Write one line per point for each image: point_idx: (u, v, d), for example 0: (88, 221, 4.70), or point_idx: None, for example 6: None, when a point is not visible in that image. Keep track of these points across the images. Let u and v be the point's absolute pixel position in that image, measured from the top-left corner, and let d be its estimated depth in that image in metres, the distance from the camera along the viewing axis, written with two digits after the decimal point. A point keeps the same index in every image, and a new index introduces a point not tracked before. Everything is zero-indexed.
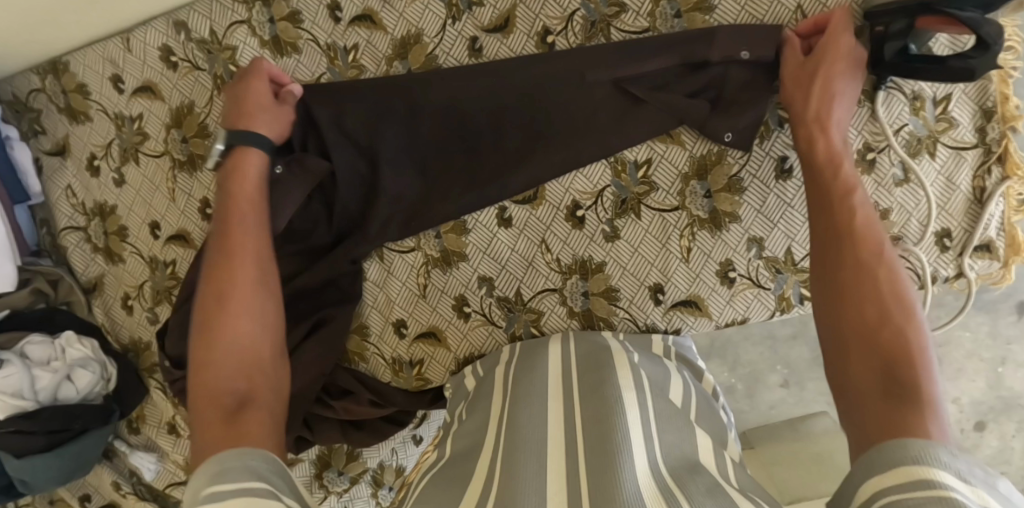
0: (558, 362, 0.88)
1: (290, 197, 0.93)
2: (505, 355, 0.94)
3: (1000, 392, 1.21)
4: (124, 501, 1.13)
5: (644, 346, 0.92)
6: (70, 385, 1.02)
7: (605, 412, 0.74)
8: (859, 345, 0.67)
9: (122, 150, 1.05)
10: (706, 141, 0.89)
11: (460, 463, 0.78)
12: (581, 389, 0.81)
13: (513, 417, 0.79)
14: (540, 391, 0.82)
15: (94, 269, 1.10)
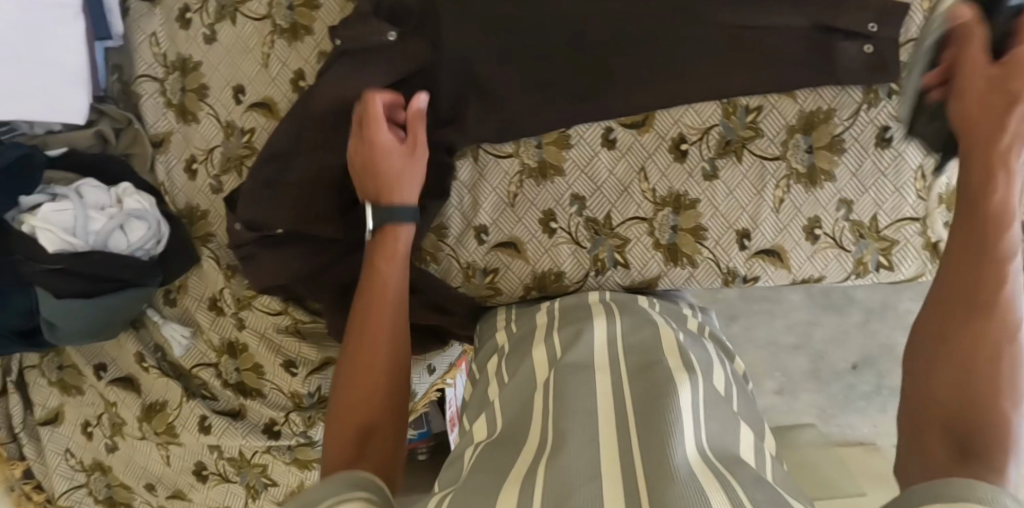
0: (604, 333, 0.89)
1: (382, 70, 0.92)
2: (542, 312, 0.97)
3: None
4: (144, 376, 1.07)
5: (681, 319, 0.97)
6: (122, 235, 0.96)
7: (658, 391, 0.74)
8: (952, 319, 0.71)
9: (220, 7, 1.01)
10: (818, 98, 0.94)
11: (506, 434, 0.77)
12: (628, 369, 0.82)
13: (559, 388, 0.80)
14: (586, 362, 0.83)
15: (163, 125, 1.04)
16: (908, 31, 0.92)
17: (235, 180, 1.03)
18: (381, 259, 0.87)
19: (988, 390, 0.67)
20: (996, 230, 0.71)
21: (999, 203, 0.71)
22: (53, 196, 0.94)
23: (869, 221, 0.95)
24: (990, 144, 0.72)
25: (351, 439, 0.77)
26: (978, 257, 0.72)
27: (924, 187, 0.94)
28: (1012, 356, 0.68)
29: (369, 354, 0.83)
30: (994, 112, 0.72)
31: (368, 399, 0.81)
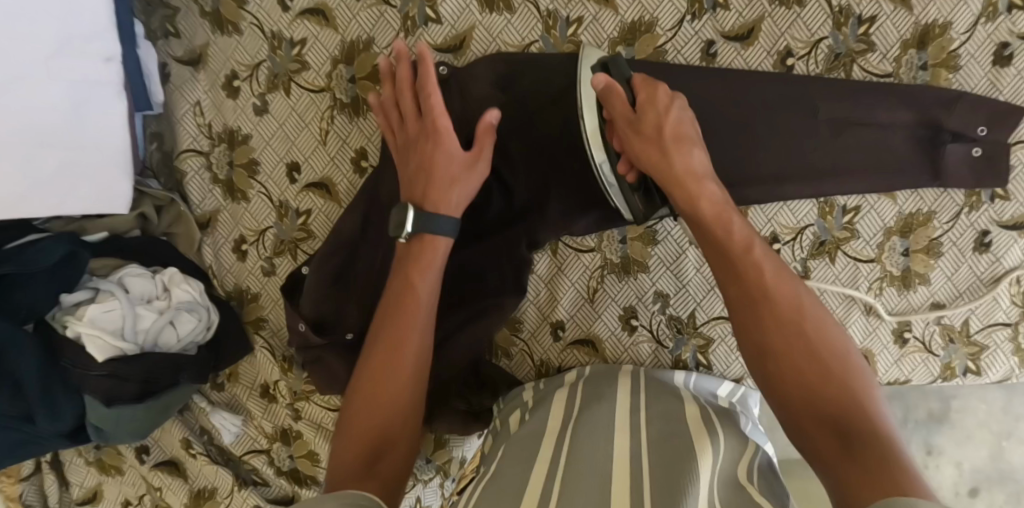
0: (626, 395, 0.84)
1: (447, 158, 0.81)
2: (565, 387, 0.89)
3: (999, 464, 1.15)
4: (191, 462, 1.01)
5: (711, 385, 0.90)
6: (172, 332, 0.89)
7: (680, 457, 0.69)
8: (789, 386, 0.62)
9: (272, 75, 0.92)
10: (918, 200, 0.89)
11: (498, 481, 0.70)
12: (650, 435, 0.75)
13: (571, 450, 0.74)
14: (603, 423, 0.78)
15: (210, 203, 0.96)
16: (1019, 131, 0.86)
17: (290, 263, 0.95)
18: (420, 256, 0.75)
19: (846, 393, 0.60)
20: (737, 260, 0.67)
21: (734, 218, 0.69)
22: (96, 291, 0.87)
23: (960, 325, 0.92)
24: (692, 181, 0.70)
25: (354, 462, 0.66)
26: (758, 315, 0.65)
27: (1020, 293, 0.90)
28: (840, 348, 0.63)
29: (394, 360, 0.71)
30: (673, 141, 0.71)
31: (382, 413, 0.70)
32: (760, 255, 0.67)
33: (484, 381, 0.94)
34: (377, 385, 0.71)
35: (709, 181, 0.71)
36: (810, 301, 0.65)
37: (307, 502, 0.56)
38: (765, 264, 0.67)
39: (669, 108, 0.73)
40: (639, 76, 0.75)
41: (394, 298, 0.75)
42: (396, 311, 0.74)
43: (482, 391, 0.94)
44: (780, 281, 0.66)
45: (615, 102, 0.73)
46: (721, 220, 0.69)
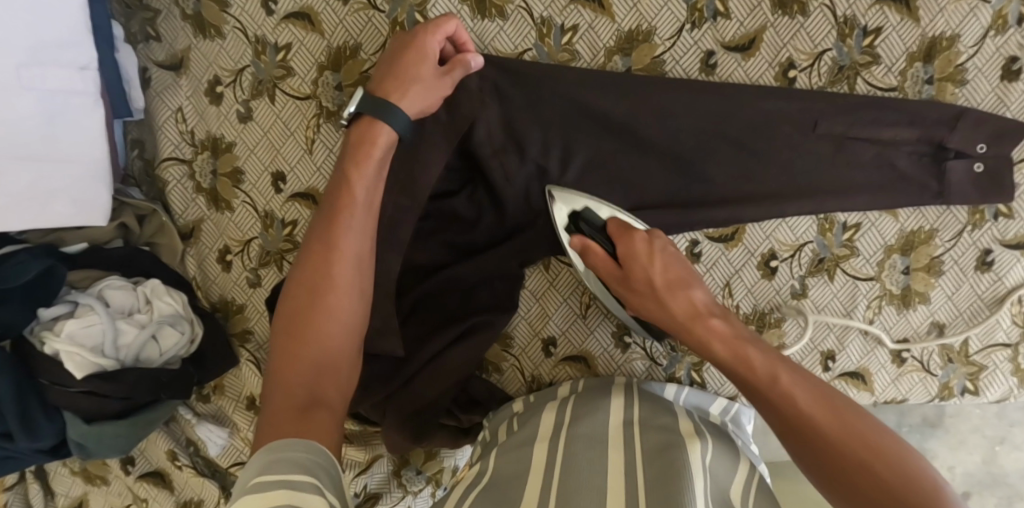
0: (620, 409, 0.82)
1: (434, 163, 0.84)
2: (556, 397, 0.87)
3: (991, 468, 1.14)
4: (177, 473, 1.00)
5: (704, 401, 0.88)
6: (154, 346, 0.87)
7: (675, 475, 0.67)
8: (832, 473, 0.61)
9: (256, 81, 0.89)
10: (921, 217, 0.87)
11: (494, 494, 0.69)
12: (643, 447, 0.74)
13: (564, 463, 0.72)
14: (597, 436, 0.76)
15: (193, 212, 0.93)
16: None
17: (275, 274, 0.93)
18: (336, 211, 0.76)
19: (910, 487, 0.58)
20: (752, 380, 0.68)
21: (749, 350, 0.70)
22: (75, 305, 0.84)
23: (959, 345, 0.90)
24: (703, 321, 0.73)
25: (289, 413, 0.62)
26: (790, 429, 0.64)
27: (1021, 312, 0.89)
28: (866, 427, 0.63)
29: (322, 302, 0.71)
30: (663, 289, 0.76)
31: (310, 363, 0.67)
32: (785, 379, 0.66)
33: (475, 399, 0.92)
34: (303, 335, 0.69)
35: (694, 292, 0.76)
36: (819, 389, 0.66)
37: (257, 456, 0.58)
38: (783, 376, 0.67)
39: (650, 255, 0.76)
40: (615, 223, 0.80)
41: (315, 253, 0.74)
42: (316, 266, 0.73)
43: (474, 408, 0.91)
44: (814, 400, 0.65)
45: (607, 273, 0.79)
46: (737, 357, 0.70)
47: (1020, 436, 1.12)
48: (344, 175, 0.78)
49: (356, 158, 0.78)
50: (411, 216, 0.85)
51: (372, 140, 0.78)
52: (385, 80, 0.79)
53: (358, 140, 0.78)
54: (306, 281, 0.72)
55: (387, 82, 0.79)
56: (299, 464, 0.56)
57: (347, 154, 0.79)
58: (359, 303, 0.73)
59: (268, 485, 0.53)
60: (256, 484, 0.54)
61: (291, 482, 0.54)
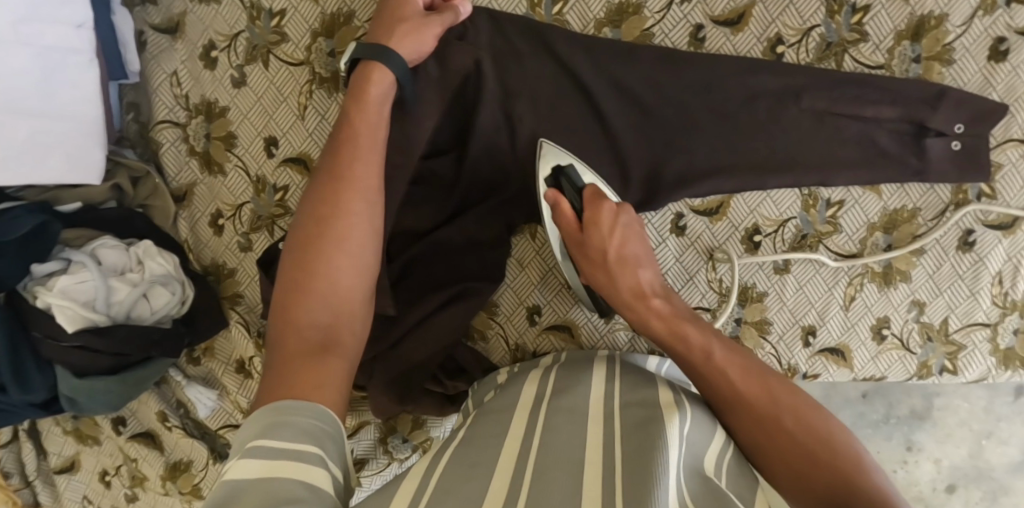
0: (601, 380, 0.83)
1: (424, 128, 0.85)
2: (539, 370, 0.88)
3: (977, 462, 1.18)
4: (167, 434, 1.01)
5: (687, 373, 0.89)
6: (145, 305, 0.88)
7: (651, 443, 0.67)
8: (770, 451, 0.69)
9: (251, 46, 0.90)
10: (904, 195, 0.88)
11: (474, 460, 0.70)
12: (622, 416, 0.75)
13: (543, 435, 0.73)
14: (579, 408, 0.77)
15: (186, 175, 0.94)
16: (1009, 130, 0.86)
17: (266, 239, 0.94)
18: (342, 152, 0.76)
19: (793, 420, 0.69)
20: (674, 344, 0.76)
21: (690, 330, 0.75)
22: (68, 262, 0.86)
23: (939, 323, 0.91)
24: (641, 301, 0.78)
25: (299, 361, 0.64)
26: (693, 368, 0.74)
27: (1001, 293, 0.90)
28: (802, 410, 0.70)
29: (327, 247, 0.71)
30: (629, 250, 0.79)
31: (318, 308, 0.68)
32: (698, 344, 0.74)
33: (461, 367, 0.93)
34: (312, 278, 0.69)
35: (641, 271, 0.78)
36: (768, 369, 0.73)
37: (263, 412, 0.58)
38: (698, 337, 0.74)
39: (614, 227, 0.79)
40: (590, 186, 0.81)
41: (324, 197, 0.74)
42: (327, 206, 0.73)
43: (459, 376, 0.93)
44: (745, 378, 0.72)
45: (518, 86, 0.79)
46: (676, 336, 0.75)
47: (1007, 430, 1.15)
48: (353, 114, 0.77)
49: (360, 98, 0.78)
50: (399, 183, 0.86)
51: (376, 80, 0.78)
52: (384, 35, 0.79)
53: (364, 72, 0.78)
54: (312, 221, 0.72)
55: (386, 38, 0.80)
56: (304, 429, 0.56)
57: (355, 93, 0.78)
58: (369, 243, 0.73)
59: (273, 452, 0.54)
60: (259, 446, 0.54)
61: (297, 451, 0.54)
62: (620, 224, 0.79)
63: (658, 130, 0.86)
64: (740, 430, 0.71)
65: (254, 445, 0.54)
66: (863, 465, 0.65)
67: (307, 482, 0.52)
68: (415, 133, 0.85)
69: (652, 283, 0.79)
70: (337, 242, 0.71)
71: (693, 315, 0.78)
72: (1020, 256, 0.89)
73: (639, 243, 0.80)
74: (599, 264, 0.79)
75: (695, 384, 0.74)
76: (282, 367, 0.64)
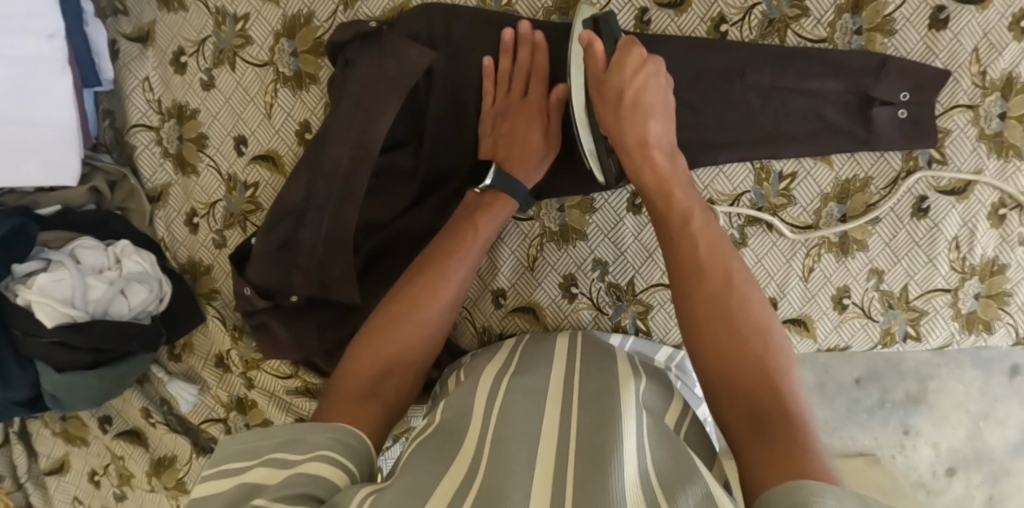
0: (564, 362, 0.84)
1: (382, 118, 0.88)
2: (503, 350, 0.91)
3: (976, 444, 1.16)
4: (151, 431, 1.04)
5: (650, 352, 0.91)
6: (122, 302, 0.92)
7: (605, 421, 0.68)
8: (719, 344, 0.67)
9: (217, 50, 0.94)
10: (855, 165, 0.89)
11: (437, 438, 0.71)
12: (583, 393, 0.76)
13: (503, 404, 0.74)
14: (540, 387, 0.78)
15: (161, 177, 0.98)
16: (955, 96, 0.88)
17: (239, 235, 0.98)
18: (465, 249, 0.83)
19: (739, 340, 0.66)
20: (678, 234, 0.74)
21: (674, 187, 0.77)
22: (48, 262, 0.90)
23: (899, 291, 0.92)
24: (642, 153, 0.78)
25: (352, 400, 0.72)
26: (685, 281, 0.71)
27: (958, 258, 0.91)
28: (763, 327, 0.68)
29: (411, 321, 0.79)
30: (634, 105, 0.79)
31: (381, 371, 0.75)
32: (698, 228, 0.74)
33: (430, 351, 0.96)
34: (380, 347, 0.76)
35: (652, 122, 0.79)
36: (756, 289, 0.70)
37: (288, 425, 0.67)
38: (697, 224, 0.74)
39: (638, 72, 0.79)
40: (623, 37, 0.81)
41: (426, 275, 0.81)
42: (406, 299, 0.79)
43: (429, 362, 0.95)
44: (712, 256, 0.72)
45: (512, 124, 0.86)
46: (663, 193, 0.77)
47: (1003, 411, 1.14)
48: (475, 223, 0.84)
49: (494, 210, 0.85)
50: (362, 174, 0.89)
51: (500, 203, 0.85)
52: (534, 109, 0.86)
53: (489, 194, 0.85)
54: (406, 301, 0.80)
55: (519, 113, 0.86)
56: (320, 440, 0.65)
57: (479, 208, 0.85)
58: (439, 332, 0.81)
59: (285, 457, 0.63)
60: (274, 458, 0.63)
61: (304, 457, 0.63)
62: (647, 86, 0.79)
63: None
64: (685, 308, 0.71)
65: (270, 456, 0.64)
66: (786, 382, 0.64)
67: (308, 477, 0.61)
68: (372, 125, 0.88)
69: (660, 137, 0.79)
70: (422, 322, 0.79)
71: (686, 189, 0.78)
72: (974, 221, 0.90)
73: (658, 118, 0.79)
74: (621, 147, 0.80)
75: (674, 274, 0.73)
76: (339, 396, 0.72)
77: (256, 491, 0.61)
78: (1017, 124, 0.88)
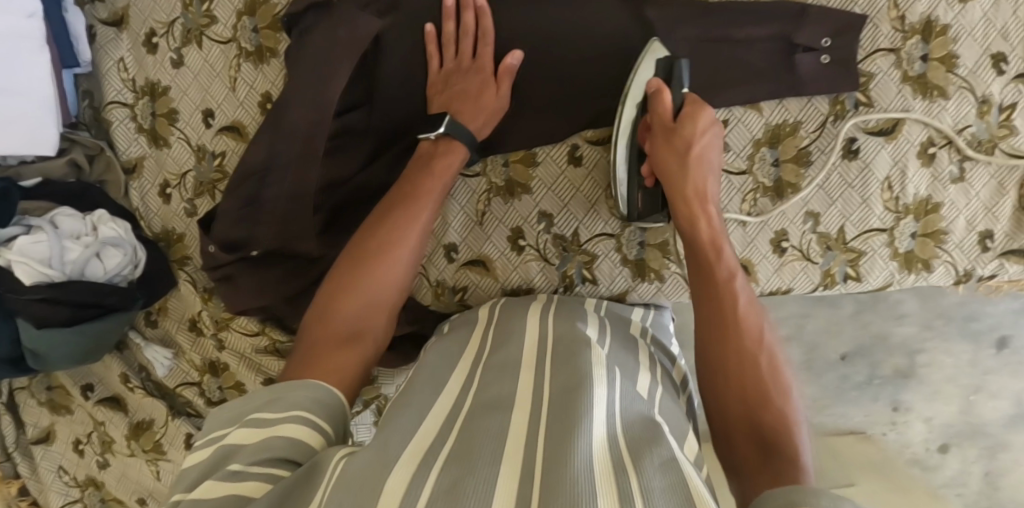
0: (535, 332, 0.85)
1: (336, 79, 0.93)
2: (476, 334, 0.90)
3: (969, 417, 1.29)
4: (130, 395, 1.09)
5: (624, 315, 0.94)
6: (98, 264, 0.98)
7: (573, 381, 0.69)
8: (735, 383, 0.76)
9: (186, 30, 1.01)
10: (784, 111, 0.93)
11: (419, 392, 0.75)
12: (552, 368, 0.75)
13: (482, 379, 0.77)
14: (513, 356, 0.79)
15: (135, 150, 1.05)
16: (875, 41, 0.92)
17: (208, 203, 1.04)
18: (422, 187, 0.88)
19: (768, 393, 0.74)
20: (715, 290, 0.81)
21: (723, 245, 0.84)
22: (28, 227, 0.96)
23: (836, 232, 0.95)
24: (699, 203, 0.85)
25: (333, 345, 0.76)
26: (714, 338, 0.79)
27: (891, 198, 0.94)
28: (778, 385, 0.75)
29: (372, 266, 0.83)
30: (696, 163, 0.85)
31: (357, 313, 0.80)
32: (737, 287, 0.81)
33: None
34: (353, 293, 0.81)
35: (709, 178, 0.86)
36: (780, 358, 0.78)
37: (264, 390, 0.69)
38: (738, 283, 0.81)
39: (700, 135, 0.85)
40: (690, 95, 0.87)
41: (389, 221, 0.86)
42: (375, 246, 0.84)
43: None
44: (747, 320, 0.79)
45: (461, 85, 0.92)
46: (712, 245, 0.83)
47: (995, 383, 1.26)
48: (432, 169, 0.89)
49: (450, 149, 0.90)
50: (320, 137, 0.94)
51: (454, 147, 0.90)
52: (485, 73, 0.91)
53: (444, 142, 0.90)
54: (361, 246, 0.84)
55: (471, 75, 0.92)
56: (296, 402, 0.67)
57: (434, 154, 0.90)
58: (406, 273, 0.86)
59: (261, 421, 0.65)
60: (250, 420, 0.65)
61: (280, 423, 0.64)
62: (706, 161, 0.86)
63: (567, 79, 0.92)
64: (707, 365, 0.78)
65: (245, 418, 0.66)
66: (797, 439, 0.71)
67: (285, 444, 0.63)
68: (326, 87, 0.93)
69: (710, 192, 0.86)
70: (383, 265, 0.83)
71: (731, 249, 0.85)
72: (905, 161, 0.93)
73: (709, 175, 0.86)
74: (676, 192, 0.86)
75: (704, 335, 0.80)
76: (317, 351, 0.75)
77: (235, 451, 0.63)
78: (938, 65, 0.92)
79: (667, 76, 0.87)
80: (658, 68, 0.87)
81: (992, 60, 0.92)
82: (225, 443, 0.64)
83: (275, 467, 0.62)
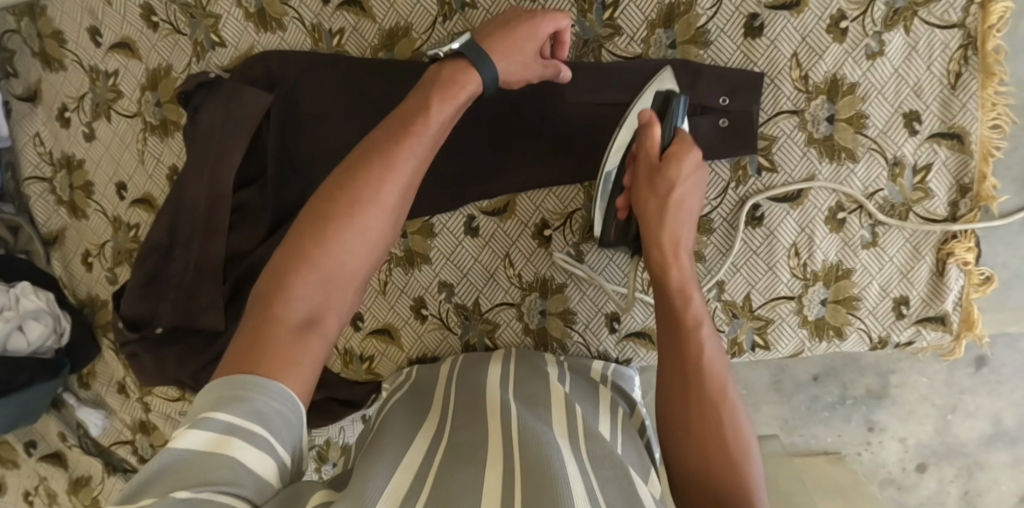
0: (497, 375, 0.86)
1: (230, 157, 0.93)
2: (440, 390, 0.86)
3: (945, 438, 1.12)
4: (69, 453, 1.14)
5: (584, 364, 0.91)
6: (21, 337, 1.00)
7: (535, 439, 0.66)
8: (692, 432, 0.70)
9: (95, 104, 1.03)
10: None
11: (406, 415, 0.78)
12: (513, 426, 0.70)
13: (459, 406, 0.79)
14: (476, 396, 0.80)
15: (56, 221, 1.09)
16: (777, 102, 0.87)
17: (127, 272, 1.06)
18: (405, 121, 0.70)
19: (725, 455, 0.68)
20: (680, 345, 0.74)
21: (694, 298, 0.75)
22: None
23: (741, 300, 0.92)
24: (674, 256, 0.75)
25: (286, 333, 0.61)
26: (675, 394, 0.73)
27: (799, 265, 0.90)
28: (732, 440, 0.69)
29: (345, 225, 0.66)
30: (674, 210, 0.75)
31: (316, 289, 0.64)
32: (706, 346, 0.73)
33: None
34: (316, 261, 0.64)
35: (685, 225, 0.76)
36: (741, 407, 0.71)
37: (226, 378, 0.58)
38: (706, 332, 0.74)
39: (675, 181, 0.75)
40: (683, 135, 0.78)
41: (367, 165, 0.68)
42: (347, 188, 0.67)
43: None
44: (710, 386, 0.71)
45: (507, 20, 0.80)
46: (681, 302, 0.75)
47: (972, 403, 1.09)
48: (426, 104, 0.71)
49: (443, 87, 0.72)
50: (218, 215, 0.95)
51: (462, 84, 0.73)
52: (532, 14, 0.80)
53: (451, 70, 0.73)
54: (336, 191, 0.67)
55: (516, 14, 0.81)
56: (262, 412, 0.56)
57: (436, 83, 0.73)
58: (386, 231, 0.69)
59: (231, 423, 0.54)
60: (213, 425, 0.54)
61: (251, 435, 0.54)
62: (682, 208, 0.76)
63: (460, 154, 0.91)
64: (671, 407, 0.73)
65: (201, 423, 0.54)
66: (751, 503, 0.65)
67: (248, 471, 0.53)
68: (220, 166, 0.94)
69: (684, 242, 0.76)
70: (358, 228, 0.66)
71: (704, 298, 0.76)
72: (812, 226, 0.89)
73: (688, 218, 0.76)
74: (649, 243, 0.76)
75: (669, 373, 0.74)
76: (263, 322, 0.61)
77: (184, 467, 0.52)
78: (846, 126, 0.87)
79: (662, 110, 0.79)
80: (653, 101, 0.80)
81: (904, 119, 0.86)
82: (175, 448, 0.52)
83: (230, 498, 0.52)
